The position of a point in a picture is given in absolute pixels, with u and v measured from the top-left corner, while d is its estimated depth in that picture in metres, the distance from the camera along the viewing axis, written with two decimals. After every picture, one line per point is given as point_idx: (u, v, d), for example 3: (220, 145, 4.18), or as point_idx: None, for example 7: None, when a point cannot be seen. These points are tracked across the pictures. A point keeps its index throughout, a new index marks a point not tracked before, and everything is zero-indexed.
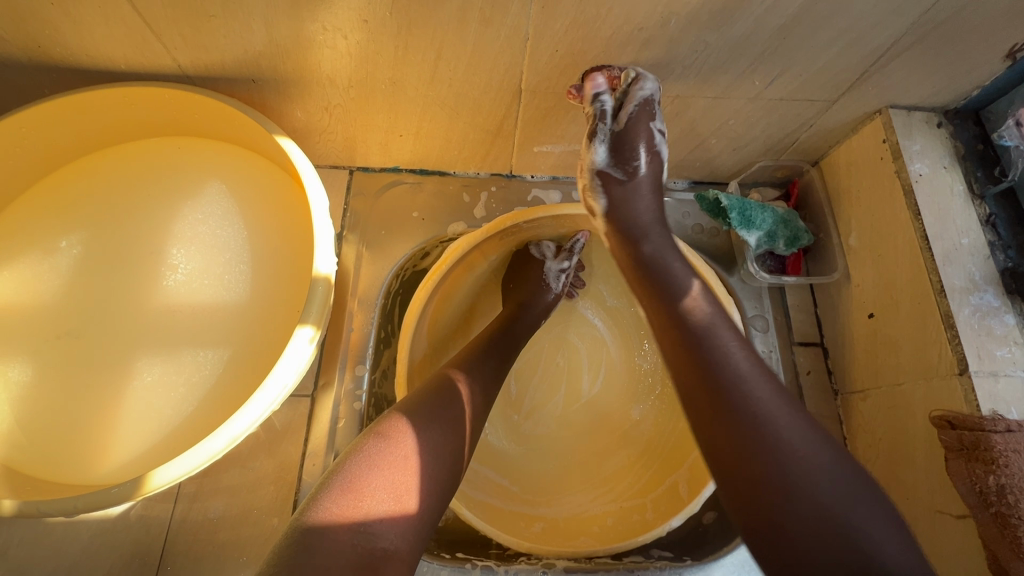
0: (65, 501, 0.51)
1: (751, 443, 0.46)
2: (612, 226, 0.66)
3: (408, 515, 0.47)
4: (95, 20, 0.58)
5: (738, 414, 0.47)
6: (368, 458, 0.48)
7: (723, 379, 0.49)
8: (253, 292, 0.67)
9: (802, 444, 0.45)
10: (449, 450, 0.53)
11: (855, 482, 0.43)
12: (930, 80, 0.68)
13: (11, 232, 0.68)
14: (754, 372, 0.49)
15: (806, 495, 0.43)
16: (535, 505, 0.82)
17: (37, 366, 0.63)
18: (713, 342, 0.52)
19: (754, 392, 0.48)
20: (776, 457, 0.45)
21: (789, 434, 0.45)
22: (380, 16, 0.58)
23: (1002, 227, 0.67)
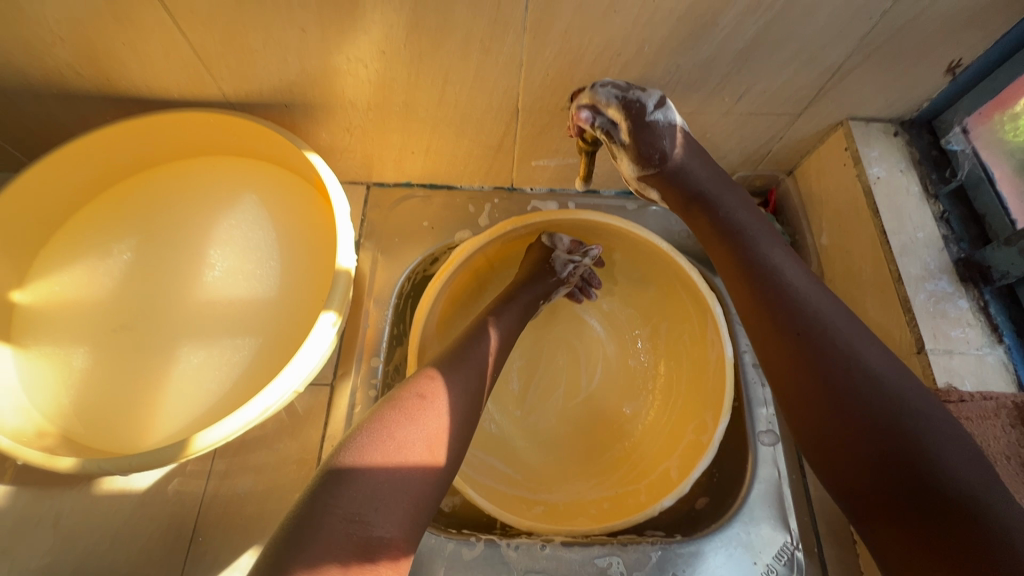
0: (121, 459, 0.59)
1: (825, 359, 0.54)
2: (671, 205, 0.74)
3: (422, 479, 0.53)
4: (158, 55, 0.70)
5: (816, 336, 0.56)
6: (373, 434, 0.54)
7: (796, 309, 0.58)
8: (281, 287, 0.76)
9: (870, 358, 0.54)
10: (460, 414, 0.61)
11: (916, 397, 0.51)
12: (882, 94, 0.76)
13: (75, 239, 0.78)
14: (824, 302, 0.58)
15: (882, 411, 0.51)
16: (536, 490, 0.87)
17: (92, 351, 0.72)
18: (784, 284, 0.60)
19: (828, 322, 0.57)
20: (849, 372, 0.53)
21: (867, 355, 0.54)
22: (397, 47, 0.68)
23: (955, 223, 0.74)
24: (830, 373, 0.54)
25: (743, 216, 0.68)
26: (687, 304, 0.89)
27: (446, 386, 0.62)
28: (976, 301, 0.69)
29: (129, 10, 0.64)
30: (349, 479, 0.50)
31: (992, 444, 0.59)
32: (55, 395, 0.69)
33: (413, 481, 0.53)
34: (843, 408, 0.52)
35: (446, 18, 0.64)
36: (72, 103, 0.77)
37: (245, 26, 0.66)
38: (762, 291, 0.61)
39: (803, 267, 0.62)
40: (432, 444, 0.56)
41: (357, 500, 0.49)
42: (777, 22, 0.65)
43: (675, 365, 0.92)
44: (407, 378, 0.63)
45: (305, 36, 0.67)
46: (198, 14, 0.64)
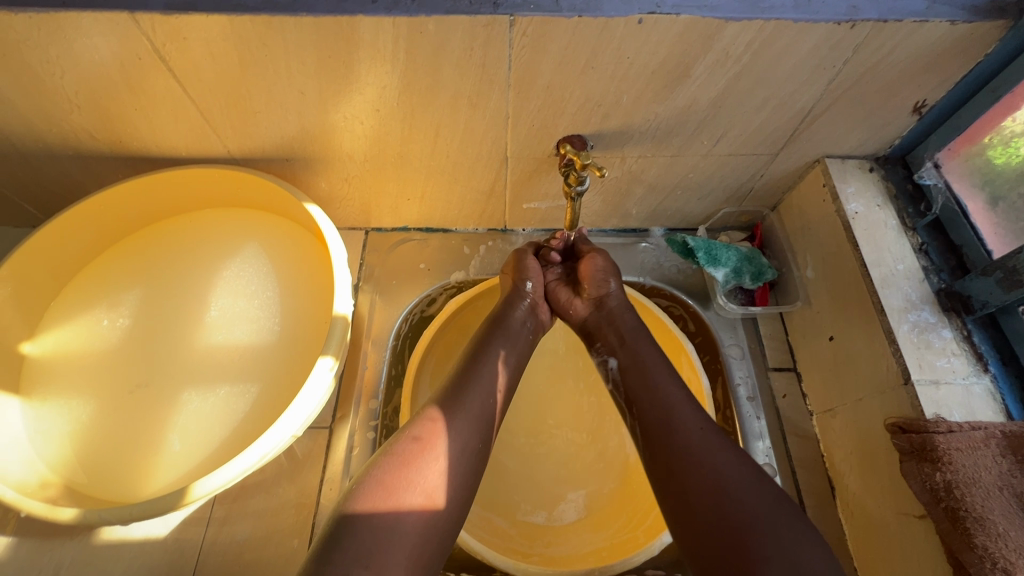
0: (122, 509, 0.60)
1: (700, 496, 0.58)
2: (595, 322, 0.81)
3: (417, 522, 0.55)
4: (167, 118, 0.75)
5: (660, 418, 0.66)
6: (375, 490, 0.55)
7: (663, 399, 0.67)
8: (283, 334, 0.79)
9: (726, 469, 0.59)
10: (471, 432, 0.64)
11: (757, 496, 0.57)
12: (854, 133, 0.79)
13: (86, 290, 0.82)
14: (688, 415, 0.65)
15: (739, 533, 0.54)
16: (531, 543, 0.82)
17: (96, 400, 0.74)
18: (670, 403, 0.67)
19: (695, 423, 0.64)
20: (716, 499, 0.57)
21: (725, 468, 0.59)
22: (390, 106, 0.73)
23: (935, 254, 0.77)
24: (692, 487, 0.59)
25: (641, 327, 0.78)
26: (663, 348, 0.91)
27: (449, 416, 0.63)
28: (960, 331, 0.70)
29: (142, 82, 0.69)
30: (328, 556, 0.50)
31: (984, 474, 0.59)
32: (58, 444, 0.71)
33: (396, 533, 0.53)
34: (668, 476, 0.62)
35: (436, 78, 0.69)
36: (86, 163, 0.82)
37: (250, 91, 0.71)
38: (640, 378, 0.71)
39: (672, 373, 0.71)
40: (399, 478, 0.56)
41: (367, 529, 0.52)
42: (745, 73, 0.69)
43: None
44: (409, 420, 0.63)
45: (304, 98, 0.72)
46: (205, 81, 0.69)
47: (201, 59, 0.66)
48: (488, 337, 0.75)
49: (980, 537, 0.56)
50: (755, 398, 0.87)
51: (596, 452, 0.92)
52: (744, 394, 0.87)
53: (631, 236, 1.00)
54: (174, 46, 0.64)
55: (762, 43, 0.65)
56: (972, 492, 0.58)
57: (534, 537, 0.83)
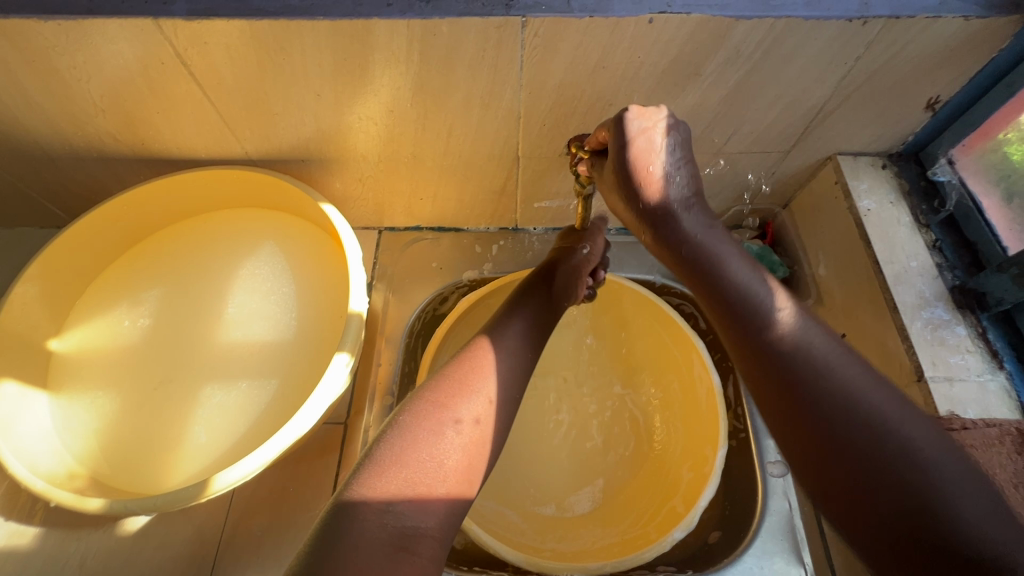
0: (146, 499, 0.62)
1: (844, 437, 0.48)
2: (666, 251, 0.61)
3: (452, 480, 0.53)
4: (187, 121, 0.77)
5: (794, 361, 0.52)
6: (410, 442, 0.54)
7: (743, 303, 0.56)
8: (300, 331, 0.80)
9: (868, 393, 0.49)
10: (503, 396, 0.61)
11: (901, 418, 0.47)
12: (867, 130, 0.79)
13: (109, 288, 0.84)
14: (832, 352, 0.52)
15: (867, 462, 0.46)
16: (543, 538, 0.83)
17: (120, 394, 0.76)
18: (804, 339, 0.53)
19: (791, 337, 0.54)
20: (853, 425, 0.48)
21: (861, 395, 0.49)
22: (403, 107, 0.75)
23: (949, 251, 0.76)
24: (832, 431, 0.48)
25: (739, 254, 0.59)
26: (673, 346, 0.91)
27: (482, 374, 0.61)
28: (974, 328, 0.70)
29: (164, 86, 0.71)
30: (357, 504, 0.49)
31: (999, 471, 0.59)
32: (85, 437, 0.73)
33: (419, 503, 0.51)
34: (811, 407, 0.50)
35: (449, 79, 0.70)
36: (109, 165, 0.84)
37: (267, 93, 0.72)
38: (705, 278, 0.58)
39: (742, 255, 0.60)
40: (435, 432, 0.55)
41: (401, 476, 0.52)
42: (756, 70, 0.69)
43: (670, 416, 0.91)
44: (451, 371, 0.61)
45: (320, 100, 0.73)
46: (225, 84, 0.71)
47: (221, 63, 0.68)
48: (521, 299, 0.73)
49: None
50: None
51: (607, 449, 0.92)
52: None
53: None
54: (195, 50, 0.66)
55: (772, 41, 0.65)
56: None
57: (548, 532, 0.84)
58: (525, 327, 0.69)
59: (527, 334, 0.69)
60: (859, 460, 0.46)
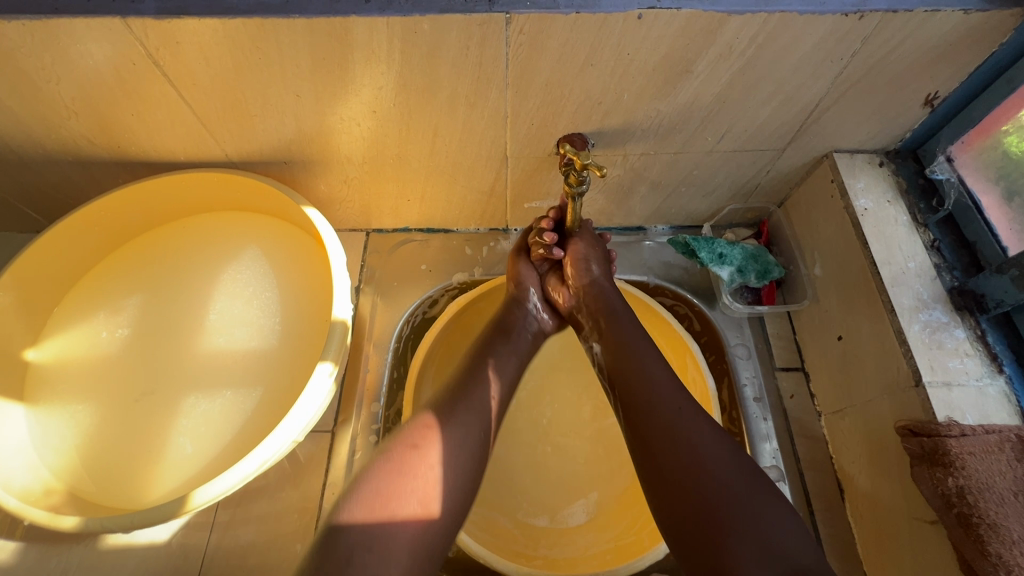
0: (123, 517, 0.61)
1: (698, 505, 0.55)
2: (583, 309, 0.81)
3: (412, 527, 0.54)
4: (164, 123, 0.74)
5: (667, 435, 0.61)
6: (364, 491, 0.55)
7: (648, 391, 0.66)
8: (284, 338, 0.79)
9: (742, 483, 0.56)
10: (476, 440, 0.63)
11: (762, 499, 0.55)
12: (864, 127, 0.77)
13: (88, 296, 0.82)
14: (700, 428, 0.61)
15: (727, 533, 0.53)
16: (535, 546, 0.82)
17: (99, 406, 0.74)
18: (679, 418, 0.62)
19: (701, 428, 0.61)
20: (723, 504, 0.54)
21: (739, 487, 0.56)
22: (386, 107, 0.72)
23: (947, 251, 0.74)
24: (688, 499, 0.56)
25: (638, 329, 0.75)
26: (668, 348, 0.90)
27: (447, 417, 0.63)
28: (973, 330, 0.68)
29: (138, 87, 0.68)
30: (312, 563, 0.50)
31: (999, 480, 0.57)
32: (62, 451, 0.71)
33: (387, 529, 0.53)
34: (683, 484, 0.57)
35: (432, 77, 0.68)
36: (86, 168, 0.82)
37: (245, 94, 0.70)
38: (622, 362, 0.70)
39: (659, 357, 0.70)
40: (388, 481, 0.56)
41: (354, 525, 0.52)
42: (749, 67, 0.67)
43: None
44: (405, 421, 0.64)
45: (300, 100, 0.71)
46: (200, 85, 0.68)
47: (195, 63, 0.65)
48: (499, 342, 0.75)
49: (994, 545, 0.54)
50: (761, 398, 0.85)
51: (601, 453, 0.91)
52: (750, 395, 0.86)
53: (635, 234, 0.99)
54: (167, 50, 0.63)
55: (766, 37, 0.63)
56: (986, 498, 0.56)
57: (540, 539, 0.83)
58: (500, 374, 0.71)
59: (502, 381, 0.71)
60: (714, 529, 0.53)
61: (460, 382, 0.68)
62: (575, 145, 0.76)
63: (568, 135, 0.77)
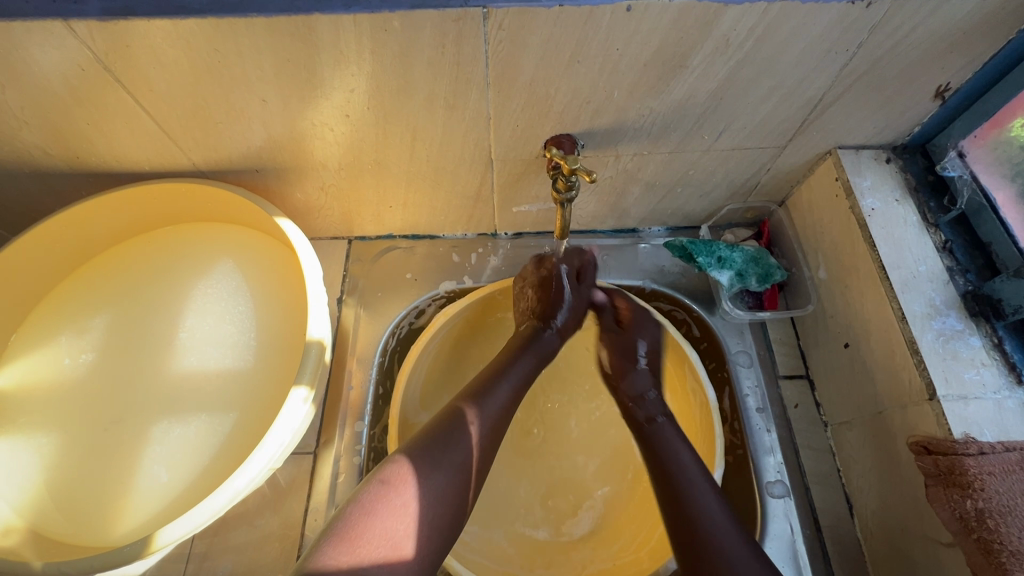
0: (83, 561, 0.57)
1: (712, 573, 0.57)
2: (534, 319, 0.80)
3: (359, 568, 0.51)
4: (123, 132, 0.70)
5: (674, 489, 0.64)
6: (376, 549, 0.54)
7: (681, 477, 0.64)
8: (259, 357, 0.74)
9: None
10: (450, 485, 0.58)
11: None
12: (870, 121, 0.73)
13: (51, 316, 0.78)
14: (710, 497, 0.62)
15: None
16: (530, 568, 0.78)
17: (62, 435, 0.70)
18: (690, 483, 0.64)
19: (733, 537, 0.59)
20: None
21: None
22: (360, 110, 0.67)
23: (960, 253, 0.70)
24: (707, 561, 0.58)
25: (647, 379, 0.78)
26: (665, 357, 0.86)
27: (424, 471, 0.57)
28: (990, 338, 0.64)
29: (91, 95, 0.64)
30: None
31: (1021, 502, 0.53)
32: (25, 484, 0.67)
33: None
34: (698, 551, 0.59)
35: (407, 78, 0.63)
36: (45, 181, 0.77)
37: (208, 100, 0.65)
38: (652, 454, 0.69)
39: (684, 438, 0.70)
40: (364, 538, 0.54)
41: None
42: (748, 61, 0.62)
43: None
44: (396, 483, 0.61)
45: (267, 105, 0.66)
46: (158, 91, 0.64)
47: (150, 67, 0.60)
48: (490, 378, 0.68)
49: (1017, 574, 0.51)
50: (764, 409, 0.81)
51: (598, 466, 0.87)
52: (752, 406, 0.81)
53: (630, 237, 0.94)
54: (119, 54, 0.59)
55: (766, 28, 0.58)
56: (1007, 522, 0.53)
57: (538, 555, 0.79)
58: (490, 410, 0.65)
59: (494, 416, 0.65)
60: None
61: (445, 426, 0.61)
62: (563, 148, 0.72)
63: (556, 136, 0.72)
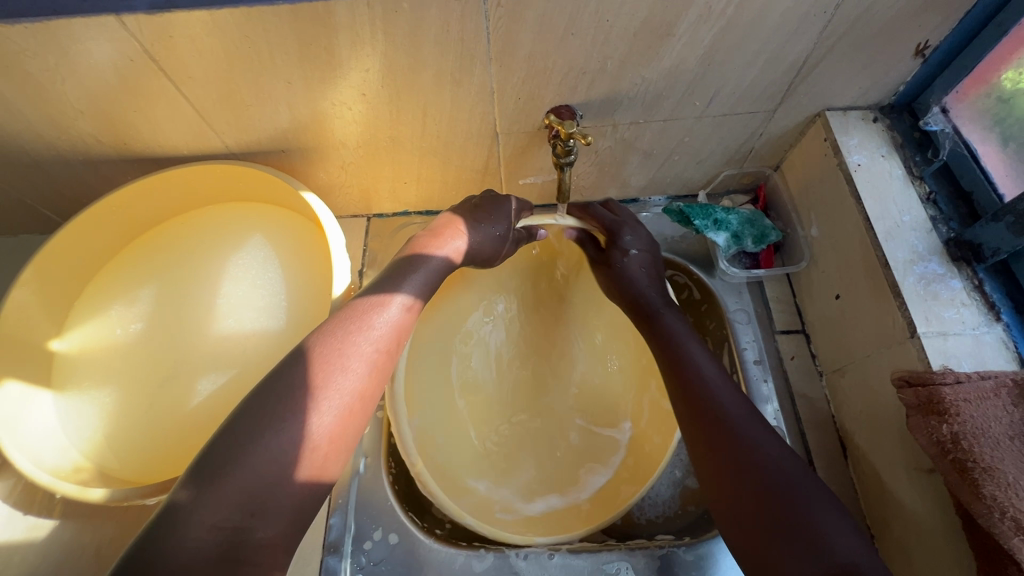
0: (146, 488, 0.65)
1: (751, 453, 0.59)
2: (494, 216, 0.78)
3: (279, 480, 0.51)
4: (165, 118, 0.77)
5: (694, 384, 0.65)
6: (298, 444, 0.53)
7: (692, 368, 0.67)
8: (290, 318, 0.82)
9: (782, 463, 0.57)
10: (387, 339, 0.61)
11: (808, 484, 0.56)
12: (855, 82, 0.76)
13: (106, 288, 0.86)
14: (720, 380, 0.65)
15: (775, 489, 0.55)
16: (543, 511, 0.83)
17: (119, 389, 0.79)
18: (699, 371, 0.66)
19: (762, 439, 0.60)
20: (764, 466, 0.57)
21: (775, 459, 0.58)
22: (375, 89, 0.74)
23: (943, 203, 0.73)
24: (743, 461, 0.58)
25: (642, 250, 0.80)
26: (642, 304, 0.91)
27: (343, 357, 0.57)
28: (970, 280, 0.68)
29: (138, 84, 0.72)
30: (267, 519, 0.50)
31: (994, 425, 0.57)
32: (89, 433, 0.76)
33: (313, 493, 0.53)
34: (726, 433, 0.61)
35: (417, 56, 0.69)
36: (97, 167, 0.86)
37: (240, 84, 0.72)
38: (666, 349, 0.71)
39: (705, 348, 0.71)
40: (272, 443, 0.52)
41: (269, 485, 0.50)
42: (731, 27, 0.67)
43: None
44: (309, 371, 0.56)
45: (292, 87, 0.73)
46: (196, 78, 0.71)
47: (189, 56, 0.68)
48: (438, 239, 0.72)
49: (988, 487, 0.54)
50: (761, 361, 0.85)
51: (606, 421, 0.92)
52: (750, 358, 0.86)
53: (632, 207, 1.00)
54: (162, 44, 0.66)
55: None
56: (980, 443, 0.56)
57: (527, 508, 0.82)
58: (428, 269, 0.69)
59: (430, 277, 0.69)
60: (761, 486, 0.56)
61: (393, 276, 0.67)
62: (563, 116, 0.76)
63: (555, 107, 0.77)
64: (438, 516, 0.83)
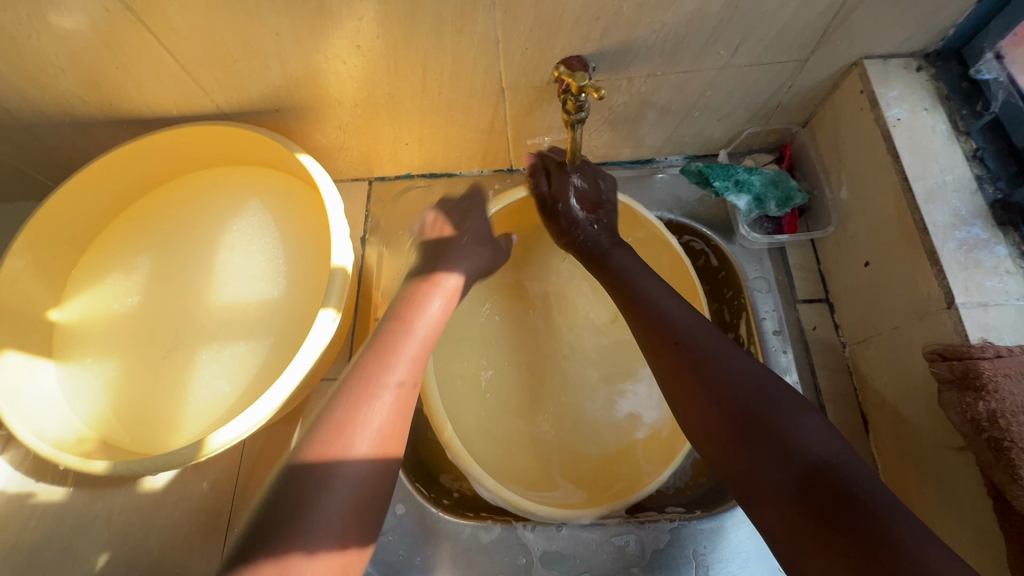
0: (147, 460, 0.64)
1: (715, 368, 0.57)
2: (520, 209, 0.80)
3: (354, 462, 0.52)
4: (150, 76, 0.73)
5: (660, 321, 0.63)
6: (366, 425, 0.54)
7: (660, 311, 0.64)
8: (289, 287, 0.79)
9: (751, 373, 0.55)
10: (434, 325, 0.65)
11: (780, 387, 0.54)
12: (899, 26, 0.69)
13: (103, 256, 0.84)
14: (680, 309, 0.63)
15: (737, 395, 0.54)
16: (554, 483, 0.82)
17: (120, 360, 0.78)
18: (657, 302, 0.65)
19: (732, 358, 0.57)
20: (726, 376, 0.56)
21: (736, 367, 0.56)
22: (370, 40, 0.68)
23: (991, 161, 0.67)
24: (704, 368, 0.57)
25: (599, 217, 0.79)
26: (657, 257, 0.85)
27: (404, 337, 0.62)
28: (1016, 246, 0.62)
29: (118, 39, 0.67)
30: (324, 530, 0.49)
31: None
32: (92, 404, 0.76)
33: (386, 467, 0.54)
34: (690, 357, 0.58)
35: (414, 2, 0.63)
36: (86, 130, 0.82)
37: (225, 37, 0.67)
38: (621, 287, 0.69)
39: (655, 278, 0.69)
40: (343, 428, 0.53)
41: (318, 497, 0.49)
42: None
43: None
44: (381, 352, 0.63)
45: (281, 40, 0.68)
46: (178, 30, 0.66)
47: (169, 5, 0.63)
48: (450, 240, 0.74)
49: None
50: (781, 331, 0.81)
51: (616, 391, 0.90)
52: (769, 328, 0.82)
53: (647, 167, 0.94)
54: None
55: None
56: (1019, 422, 0.53)
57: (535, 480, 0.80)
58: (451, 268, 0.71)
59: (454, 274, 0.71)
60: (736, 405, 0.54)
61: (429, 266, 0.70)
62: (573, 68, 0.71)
63: (566, 59, 0.71)
64: (446, 485, 0.81)
